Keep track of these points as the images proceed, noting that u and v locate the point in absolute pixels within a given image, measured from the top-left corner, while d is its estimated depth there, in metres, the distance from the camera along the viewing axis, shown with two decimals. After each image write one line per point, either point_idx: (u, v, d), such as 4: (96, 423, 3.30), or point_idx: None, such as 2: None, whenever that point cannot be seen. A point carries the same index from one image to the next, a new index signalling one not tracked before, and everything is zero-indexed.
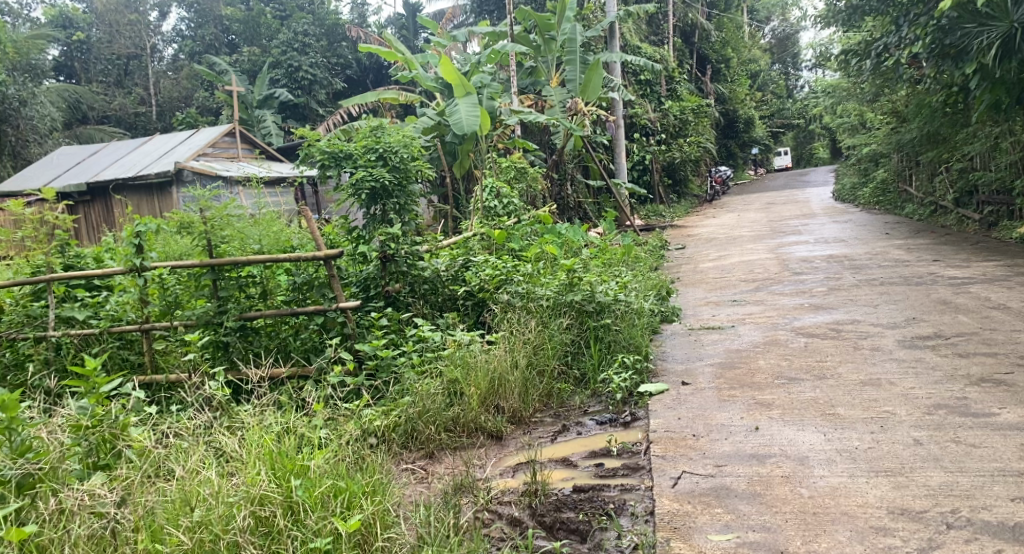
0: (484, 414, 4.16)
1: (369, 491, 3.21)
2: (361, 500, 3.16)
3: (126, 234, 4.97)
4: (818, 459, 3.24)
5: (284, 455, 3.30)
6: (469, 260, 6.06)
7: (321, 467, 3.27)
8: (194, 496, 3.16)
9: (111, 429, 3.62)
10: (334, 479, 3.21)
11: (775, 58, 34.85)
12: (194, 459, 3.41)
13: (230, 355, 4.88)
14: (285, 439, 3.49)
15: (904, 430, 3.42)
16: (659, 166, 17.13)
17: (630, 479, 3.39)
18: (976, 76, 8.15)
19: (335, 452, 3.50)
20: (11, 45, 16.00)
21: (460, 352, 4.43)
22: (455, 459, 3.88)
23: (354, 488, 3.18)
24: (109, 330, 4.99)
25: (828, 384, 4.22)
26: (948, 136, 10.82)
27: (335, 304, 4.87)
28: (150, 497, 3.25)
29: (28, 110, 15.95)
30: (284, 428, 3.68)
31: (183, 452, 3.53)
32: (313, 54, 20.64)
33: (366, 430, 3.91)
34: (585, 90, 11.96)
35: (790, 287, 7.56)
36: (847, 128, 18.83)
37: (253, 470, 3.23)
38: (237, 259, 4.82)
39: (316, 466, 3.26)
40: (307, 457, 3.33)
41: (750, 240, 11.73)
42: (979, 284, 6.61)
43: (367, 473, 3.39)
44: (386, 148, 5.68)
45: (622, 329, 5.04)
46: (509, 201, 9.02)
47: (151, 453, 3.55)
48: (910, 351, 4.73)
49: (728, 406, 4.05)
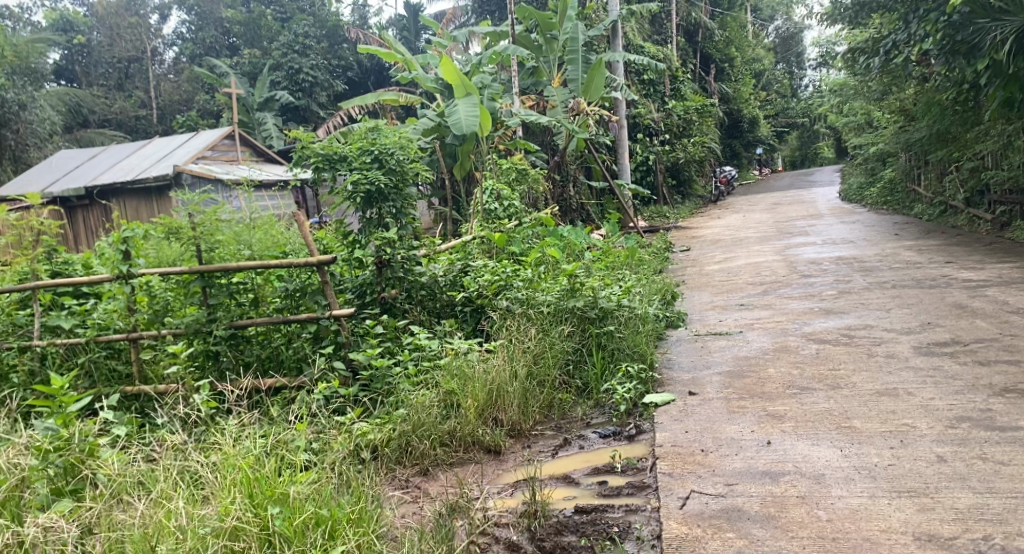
0: (482, 427, 3.98)
1: (355, 519, 3.07)
2: (344, 531, 3.02)
3: (113, 240, 4.79)
4: (835, 477, 3.05)
5: (264, 482, 3.18)
6: (467, 265, 5.92)
7: (302, 493, 3.13)
8: (161, 529, 3.03)
9: (79, 452, 3.60)
10: (316, 506, 3.08)
11: (779, 57, 34.63)
12: (162, 488, 3.30)
13: (220, 365, 4.70)
14: (264, 463, 3.36)
15: (926, 445, 3.23)
16: (663, 166, 16.95)
17: (635, 498, 3.20)
18: (989, 73, 7.96)
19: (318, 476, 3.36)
20: (10, 48, 15.90)
21: (458, 362, 4.27)
22: (450, 476, 3.70)
23: (338, 515, 3.05)
24: (95, 339, 4.76)
25: (842, 394, 4.04)
26: (959, 135, 10.62)
27: (327, 312, 4.67)
28: (116, 529, 3.14)
29: (27, 114, 15.85)
30: (263, 449, 3.57)
31: (152, 477, 3.45)
32: (313, 56, 20.50)
33: (356, 446, 3.76)
34: (588, 91, 11.81)
35: (799, 290, 7.37)
36: (853, 128, 18.62)
37: (228, 499, 3.10)
38: (228, 266, 4.66)
39: (296, 493, 3.13)
40: (287, 484, 3.20)
41: (756, 241, 11.53)
42: (995, 287, 6.41)
43: (353, 497, 3.23)
44: (382, 150, 5.50)
45: (626, 336, 4.85)
46: (509, 204, 8.85)
47: (120, 476, 3.47)
48: (927, 359, 4.54)
49: (738, 419, 3.86)
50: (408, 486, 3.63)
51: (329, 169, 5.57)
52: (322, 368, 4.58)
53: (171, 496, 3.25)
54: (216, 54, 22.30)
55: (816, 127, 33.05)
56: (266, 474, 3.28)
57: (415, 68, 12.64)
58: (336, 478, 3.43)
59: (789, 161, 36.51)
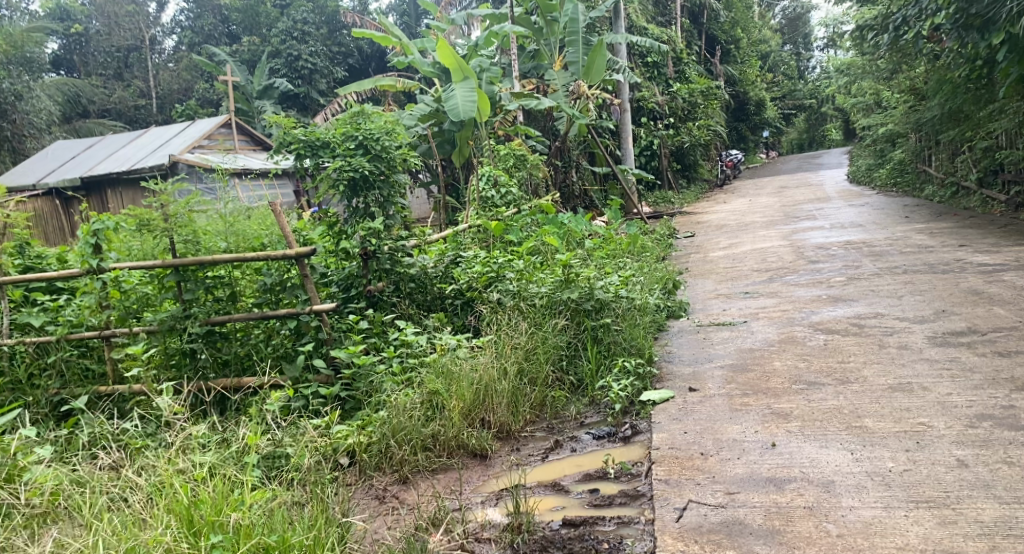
0: (468, 429, 3.75)
1: (309, 546, 2.87)
2: None
3: (82, 232, 4.55)
4: (845, 485, 2.82)
5: (206, 508, 2.99)
6: (459, 256, 5.72)
7: (248, 518, 2.95)
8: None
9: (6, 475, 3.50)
10: (266, 533, 2.89)
11: (786, 39, 34.12)
12: (93, 513, 3.19)
13: (196, 364, 4.48)
14: (211, 484, 3.19)
15: (944, 447, 2.99)
16: (668, 151, 16.63)
17: (627, 509, 2.99)
18: (1004, 47, 7.66)
19: (273, 496, 3.18)
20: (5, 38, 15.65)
21: (443, 360, 4.04)
22: (431, 485, 3.48)
23: (290, 540, 2.86)
24: (66, 337, 4.54)
25: (853, 390, 3.78)
26: (972, 113, 10.27)
27: (305, 307, 4.46)
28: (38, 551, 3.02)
29: (23, 104, 15.61)
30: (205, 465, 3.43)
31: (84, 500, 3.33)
32: (312, 43, 20.20)
33: (325, 456, 3.57)
34: (588, 74, 11.43)
35: (807, 277, 7.09)
36: (862, 108, 18.22)
37: (163, 525, 2.94)
38: (202, 259, 4.43)
39: (242, 517, 2.95)
40: (232, 509, 3.02)
41: (762, 226, 11.24)
42: (1012, 271, 6.12)
43: (311, 517, 3.04)
44: (367, 135, 5.21)
45: (623, 329, 4.61)
46: (507, 191, 8.46)
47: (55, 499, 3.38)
48: (942, 349, 4.27)
49: (741, 418, 3.61)
50: (384, 497, 3.41)
51: (314, 157, 5.30)
52: (302, 366, 4.37)
53: (120, 518, 3.10)
54: (215, 42, 22.04)
55: (824, 109, 32.55)
56: (217, 494, 3.11)
57: (412, 53, 12.35)
58: (296, 497, 3.24)
59: (797, 143, 36.01)
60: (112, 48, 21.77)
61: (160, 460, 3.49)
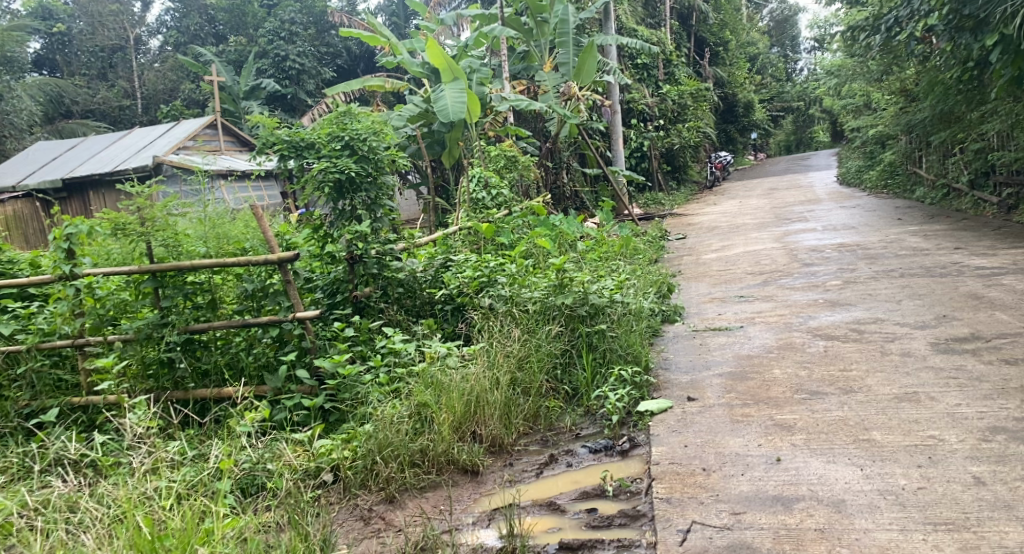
0: (459, 443, 3.59)
1: None
2: None
3: (53, 237, 4.36)
4: (857, 505, 2.76)
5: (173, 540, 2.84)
6: (449, 260, 5.56)
7: None
8: None
9: None
10: None
11: (774, 41, 34.13)
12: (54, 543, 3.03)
13: (175, 375, 4.32)
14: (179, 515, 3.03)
15: (958, 463, 2.93)
16: (658, 152, 16.52)
17: (628, 530, 2.89)
18: (997, 49, 7.56)
19: (246, 526, 3.03)
20: None
21: (432, 370, 3.87)
22: (420, 505, 3.32)
23: None
24: (36, 347, 4.34)
25: (858, 400, 3.64)
26: (964, 115, 10.18)
27: (287, 314, 4.30)
28: None
29: None
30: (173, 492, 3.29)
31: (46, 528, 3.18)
32: (299, 43, 19.98)
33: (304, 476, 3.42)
34: (579, 75, 11.29)
35: (802, 280, 6.99)
36: (852, 110, 18.17)
37: None
38: (181, 264, 4.26)
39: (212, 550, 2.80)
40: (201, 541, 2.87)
41: (754, 228, 11.15)
42: (1011, 274, 6.03)
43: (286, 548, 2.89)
44: (353, 136, 5.06)
45: (619, 335, 4.45)
46: (497, 192, 8.27)
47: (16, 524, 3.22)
48: (946, 357, 4.14)
49: (742, 429, 3.48)
50: (369, 518, 3.26)
51: (298, 158, 5.15)
52: (285, 376, 4.21)
53: (83, 546, 2.95)
54: (201, 42, 21.78)
55: (813, 111, 32.55)
56: (184, 525, 2.95)
57: (401, 53, 12.18)
58: (272, 523, 3.09)
59: (785, 145, 36.04)
60: (95, 48, 21.47)
61: (130, 485, 3.33)
